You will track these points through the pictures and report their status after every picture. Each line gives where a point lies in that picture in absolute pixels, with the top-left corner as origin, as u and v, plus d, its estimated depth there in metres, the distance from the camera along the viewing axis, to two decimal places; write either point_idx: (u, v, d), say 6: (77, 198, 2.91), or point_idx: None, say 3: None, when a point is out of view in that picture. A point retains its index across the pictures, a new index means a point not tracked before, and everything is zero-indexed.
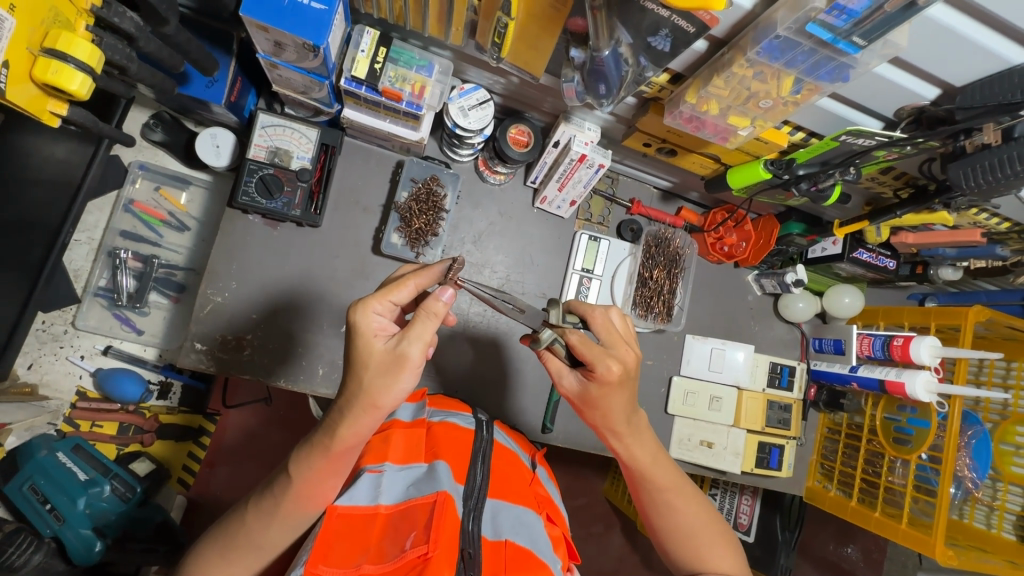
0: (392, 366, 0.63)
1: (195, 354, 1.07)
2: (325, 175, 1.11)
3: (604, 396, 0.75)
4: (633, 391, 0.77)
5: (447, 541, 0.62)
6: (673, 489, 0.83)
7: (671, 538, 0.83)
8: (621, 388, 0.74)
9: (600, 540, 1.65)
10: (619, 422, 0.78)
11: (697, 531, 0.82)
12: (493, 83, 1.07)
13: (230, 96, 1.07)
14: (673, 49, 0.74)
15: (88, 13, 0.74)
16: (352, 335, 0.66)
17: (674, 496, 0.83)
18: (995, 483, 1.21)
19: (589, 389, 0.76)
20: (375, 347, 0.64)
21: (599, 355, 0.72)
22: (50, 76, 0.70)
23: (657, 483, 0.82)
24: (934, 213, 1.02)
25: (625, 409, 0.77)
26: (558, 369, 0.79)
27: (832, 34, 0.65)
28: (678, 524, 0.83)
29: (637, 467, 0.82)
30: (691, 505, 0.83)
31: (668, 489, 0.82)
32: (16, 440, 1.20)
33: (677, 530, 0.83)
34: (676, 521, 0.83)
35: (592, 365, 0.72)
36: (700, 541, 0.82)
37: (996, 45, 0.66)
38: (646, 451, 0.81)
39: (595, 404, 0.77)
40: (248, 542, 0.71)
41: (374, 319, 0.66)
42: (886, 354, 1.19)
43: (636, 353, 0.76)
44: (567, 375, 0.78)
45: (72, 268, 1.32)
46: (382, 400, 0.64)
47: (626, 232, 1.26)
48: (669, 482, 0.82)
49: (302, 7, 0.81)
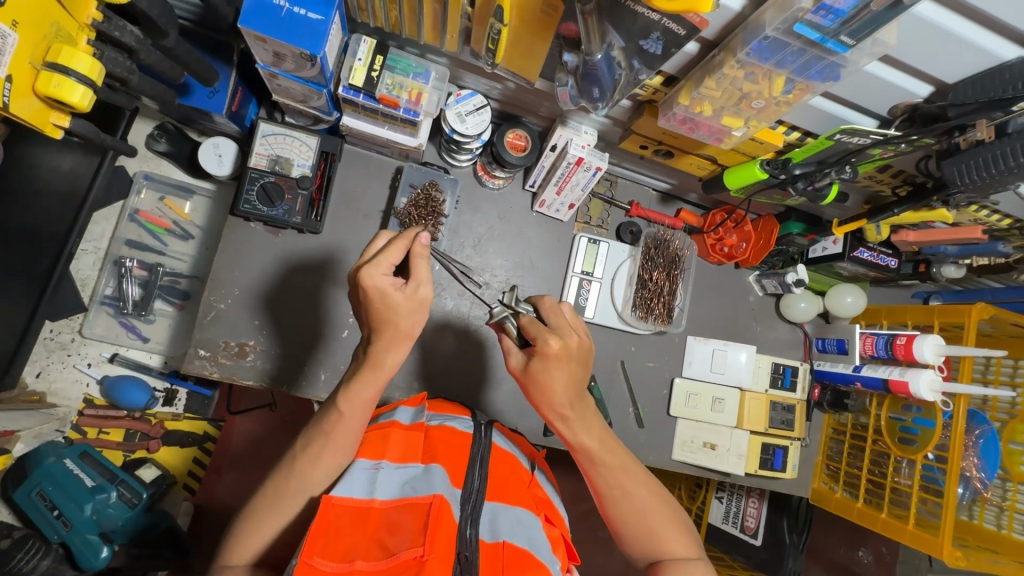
0: (417, 307, 0.73)
1: (199, 361, 1.09)
2: (325, 182, 1.12)
3: (550, 373, 0.77)
4: (576, 371, 0.78)
5: (442, 544, 0.63)
6: (623, 475, 0.83)
7: (624, 523, 0.83)
8: (561, 366, 0.76)
9: (606, 545, 1.65)
10: (559, 403, 0.79)
11: (646, 517, 0.82)
12: (490, 89, 1.08)
13: (231, 106, 1.08)
14: (665, 51, 0.75)
15: (89, 27, 0.75)
16: (373, 298, 0.72)
17: (623, 478, 0.82)
18: (1004, 483, 1.18)
19: (529, 365, 0.78)
20: (396, 300, 0.71)
21: (542, 332, 0.76)
22: (52, 89, 0.71)
23: (607, 466, 0.83)
24: (933, 211, 1.02)
25: (564, 391, 0.78)
26: (507, 347, 0.82)
27: (820, 34, 0.65)
28: (630, 507, 0.82)
29: (585, 450, 0.82)
30: (645, 488, 0.83)
31: (617, 474, 0.83)
32: (24, 447, 1.22)
33: (632, 511, 0.82)
34: (630, 502, 0.82)
35: (536, 339, 0.76)
36: (653, 522, 0.82)
37: (987, 42, 0.66)
38: (592, 436, 0.82)
39: (536, 381, 0.78)
40: (253, 531, 0.73)
41: (384, 280, 0.71)
42: (889, 353, 1.18)
43: (582, 338, 0.79)
44: (513, 353, 0.81)
45: (79, 277, 1.34)
46: (409, 328, 0.73)
47: (625, 235, 1.27)
48: (616, 465, 0.83)
49: (299, 18, 0.83)
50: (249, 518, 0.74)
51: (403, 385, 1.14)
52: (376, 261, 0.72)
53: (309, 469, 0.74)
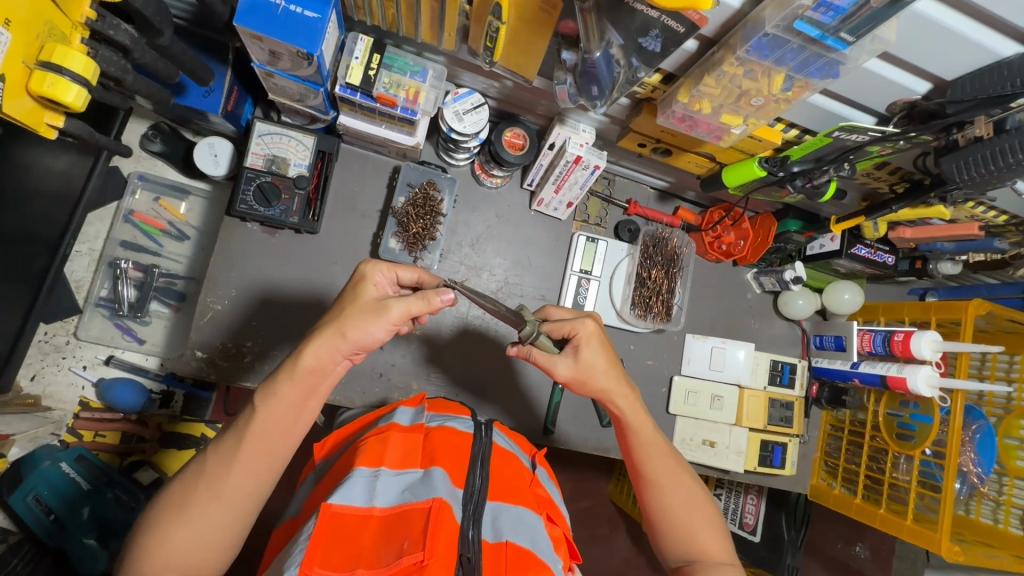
0: (373, 311, 0.74)
1: (196, 363, 1.08)
2: (322, 181, 1.11)
3: (594, 358, 0.83)
4: (612, 354, 0.85)
5: (443, 548, 0.63)
6: (670, 465, 0.86)
7: (662, 518, 0.84)
8: (606, 349, 0.84)
9: (605, 543, 1.65)
10: (608, 390, 0.84)
11: (686, 513, 0.84)
12: (488, 88, 1.08)
13: (227, 106, 1.07)
14: (664, 49, 0.74)
15: (83, 26, 0.75)
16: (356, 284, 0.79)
17: (667, 472, 0.85)
18: (1001, 478, 1.19)
19: (580, 357, 0.82)
20: (367, 294, 0.77)
21: (576, 319, 0.84)
22: (45, 88, 0.70)
23: (655, 457, 0.86)
24: (930, 207, 1.02)
25: (609, 375, 0.84)
26: (548, 359, 0.83)
27: (819, 31, 0.65)
28: (671, 500, 0.84)
29: (638, 439, 0.86)
30: (684, 484, 0.86)
31: (664, 465, 0.86)
32: (18, 452, 1.21)
33: (668, 510, 0.84)
34: (669, 501, 0.84)
35: (574, 329, 0.83)
36: (690, 520, 0.83)
37: (985, 40, 0.66)
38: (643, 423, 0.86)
39: (588, 372, 0.83)
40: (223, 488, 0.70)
41: (377, 276, 0.80)
42: (887, 349, 1.18)
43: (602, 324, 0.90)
44: (559, 362, 0.83)
45: (73, 279, 1.33)
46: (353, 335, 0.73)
47: (624, 233, 1.27)
48: (660, 458, 0.86)
49: (296, 17, 0.82)
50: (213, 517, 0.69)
51: (401, 385, 1.14)
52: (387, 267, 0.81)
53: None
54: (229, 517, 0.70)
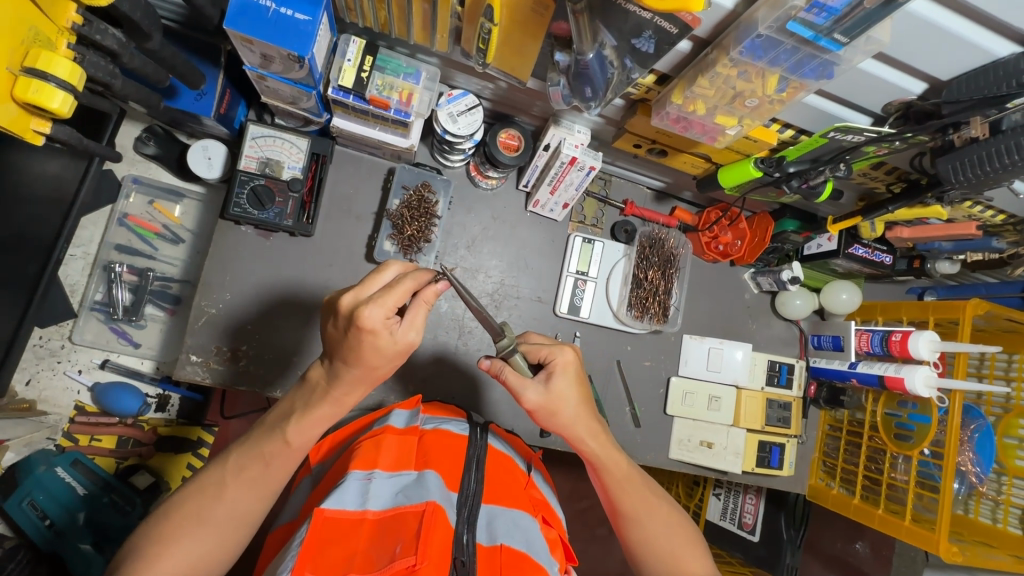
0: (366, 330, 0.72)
1: (191, 367, 1.08)
2: (316, 184, 1.10)
3: (566, 389, 0.82)
4: (584, 387, 0.84)
5: (436, 552, 0.62)
6: (644, 494, 0.87)
7: (640, 547, 0.85)
8: (579, 382, 0.84)
9: (604, 543, 1.64)
10: (577, 423, 0.83)
11: (663, 540, 0.84)
12: (482, 89, 1.07)
13: (219, 109, 1.07)
14: (657, 50, 0.74)
15: (69, 31, 0.74)
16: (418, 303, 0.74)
17: (644, 508, 0.86)
18: (1000, 477, 1.19)
19: (552, 386, 0.81)
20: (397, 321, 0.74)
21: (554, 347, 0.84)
22: (31, 95, 0.70)
23: (628, 491, 0.86)
24: (927, 207, 1.01)
25: (580, 408, 0.83)
26: (520, 382, 0.80)
27: (813, 31, 0.64)
28: (652, 531, 0.85)
29: (611, 476, 0.86)
30: (662, 515, 0.86)
31: (641, 497, 0.86)
32: (12, 456, 1.19)
33: (646, 537, 0.85)
34: (646, 529, 0.85)
35: (552, 355, 0.83)
36: (672, 547, 0.84)
37: (980, 39, 0.65)
38: (613, 457, 0.86)
39: (559, 402, 0.81)
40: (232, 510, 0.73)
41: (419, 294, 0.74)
42: (885, 349, 1.18)
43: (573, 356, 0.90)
44: (530, 387, 0.80)
45: (68, 283, 1.33)
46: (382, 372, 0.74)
47: (620, 234, 1.26)
48: (637, 492, 0.86)
49: (286, 19, 0.82)
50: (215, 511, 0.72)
51: (398, 387, 1.14)
52: (382, 300, 0.67)
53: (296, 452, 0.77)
54: (225, 521, 0.73)
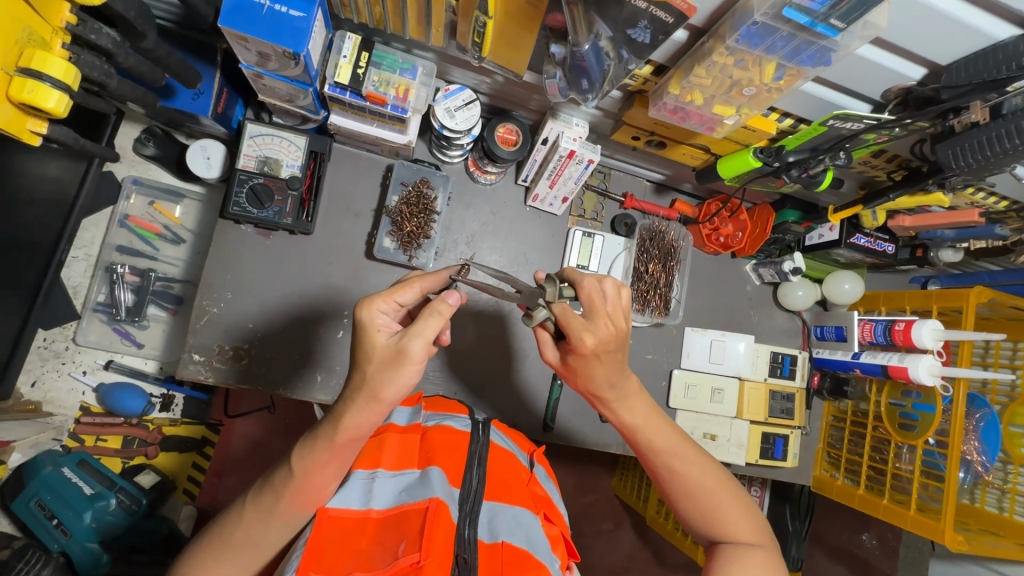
0: (392, 360, 0.63)
1: (193, 366, 1.08)
2: (315, 182, 1.11)
3: (593, 368, 0.75)
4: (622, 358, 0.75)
5: (439, 549, 0.62)
6: (674, 444, 0.80)
7: (681, 500, 0.81)
8: (599, 358, 0.73)
9: (610, 537, 1.64)
10: (603, 389, 0.78)
11: (705, 495, 0.79)
12: (479, 84, 1.07)
13: (216, 108, 1.07)
14: (653, 40, 0.73)
15: (63, 31, 0.74)
16: (412, 325, 0.64)
17: (677, 461, 0.80)
18: (1006, 466, 1.18)
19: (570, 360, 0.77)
20: (377, 341, 0.65)
21: (576, 327, 0.71)
22: (26, 95, 0.70)
23: (654, 448, 0.80)
24: (929, 195, 1.00)
25: (607, 377, 0.76)
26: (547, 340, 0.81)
27: (809, 18, 0.64)
28: (685, 486, 0.80)
29: (633, 432, 0.81)
30: (698, 466, 0.80)
31: (671, 449, 0.80)
32: (20, 457, 1.23)
33: (687, 492, 0.80)
34: (686, 484, 0.80)
35: (568, 336, 0.72)
36: (706, 501, 0.79)
37: (976, 22, 0.65)
38: (638, 414, 0.80)
39: (577, 374, 0.78)
40: (251, 539, 0.70)
41: (425, 322, 0.64)
42: (888, 339, 1.17)
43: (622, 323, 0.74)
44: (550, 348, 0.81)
45: (71, 284, 1.33)
46: (385, 391, 0.64)
47: (620, 227, 1.25)
48: (669, 447, 0.80)
49: (280, 16, 0.81)
50: (216, 539, 0.70)
51: None
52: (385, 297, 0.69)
53: (311, 490, 0.70)
54: (230, 553, 0.70)
